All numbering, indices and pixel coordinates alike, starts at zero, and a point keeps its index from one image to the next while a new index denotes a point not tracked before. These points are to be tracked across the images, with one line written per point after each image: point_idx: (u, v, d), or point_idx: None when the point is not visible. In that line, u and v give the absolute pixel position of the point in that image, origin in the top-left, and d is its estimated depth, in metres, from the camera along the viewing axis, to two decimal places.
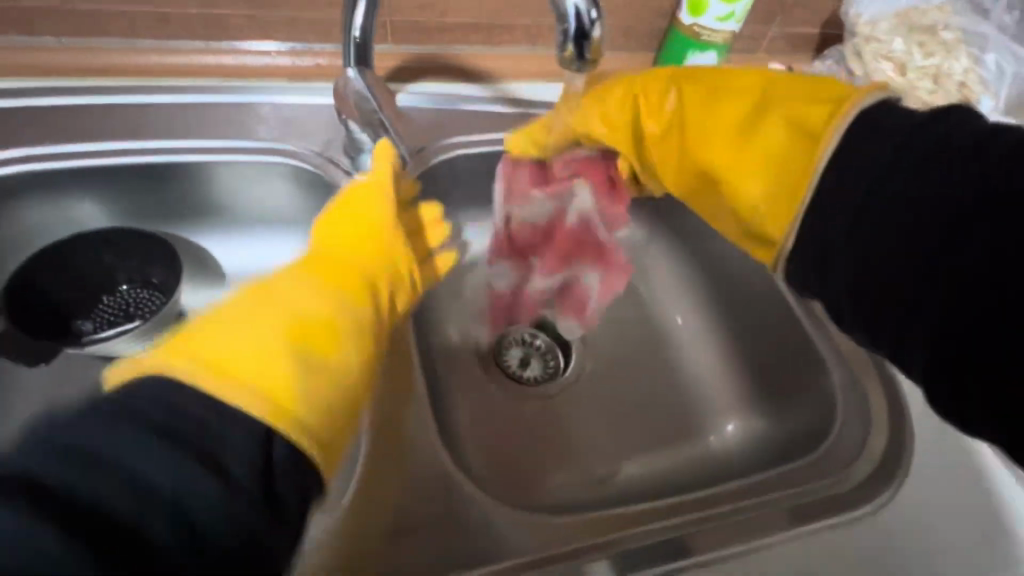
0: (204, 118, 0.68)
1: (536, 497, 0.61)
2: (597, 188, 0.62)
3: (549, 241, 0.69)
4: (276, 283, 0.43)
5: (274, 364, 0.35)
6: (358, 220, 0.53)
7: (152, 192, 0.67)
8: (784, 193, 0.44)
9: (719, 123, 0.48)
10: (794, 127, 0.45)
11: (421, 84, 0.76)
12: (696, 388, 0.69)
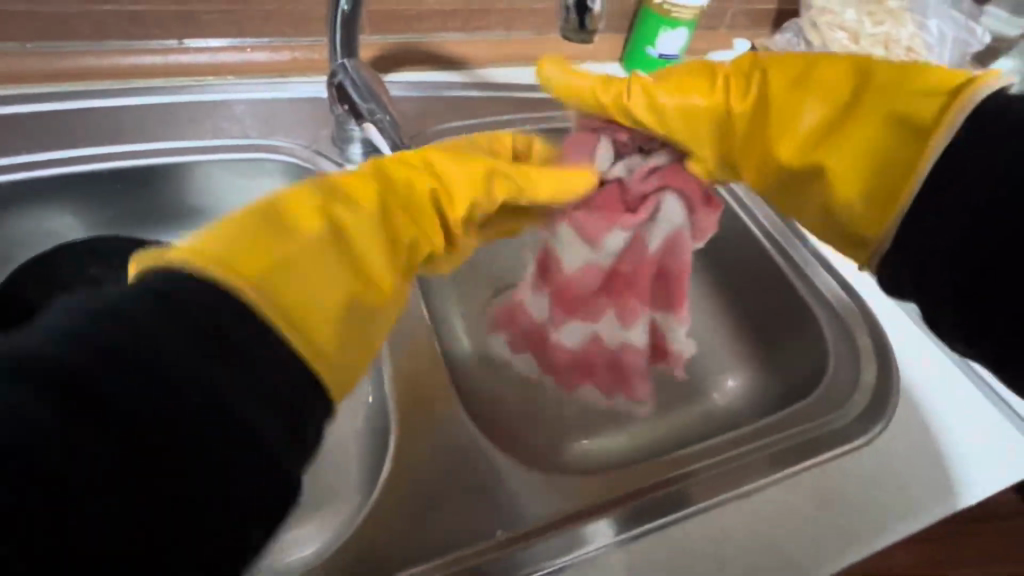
0: (180, 120, 0.66)
1: (559, 464, 0.63)
2: (688, 201, 0.54)
3: (615, 278, 0.59)
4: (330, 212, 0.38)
5: (318, 312, 0.32)
6: (408, 195, 0.44)
7: (135, 197, 0.66)
8: (881, 193, 0.42)
9: (801, 120, 0.46)
10: (895, 122, 0.42)
11: (401, 75, 0.76)
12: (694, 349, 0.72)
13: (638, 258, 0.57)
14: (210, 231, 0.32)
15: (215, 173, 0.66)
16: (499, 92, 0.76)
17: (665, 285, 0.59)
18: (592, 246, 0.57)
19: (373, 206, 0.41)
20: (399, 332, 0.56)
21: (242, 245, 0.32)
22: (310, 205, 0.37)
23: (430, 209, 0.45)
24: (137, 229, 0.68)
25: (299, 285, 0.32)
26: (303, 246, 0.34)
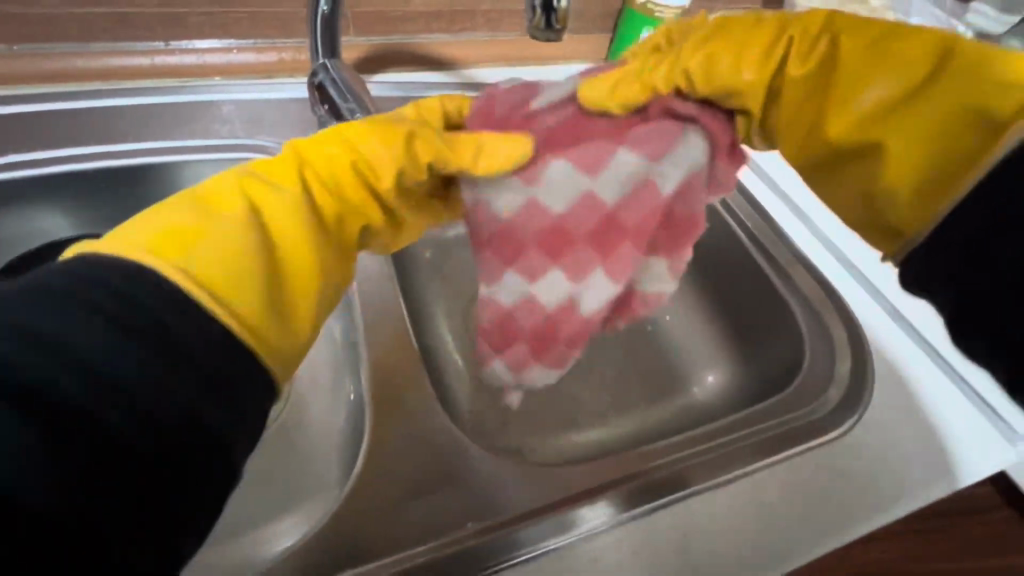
0: (170, 120, 0.67)
1: (540, 455, 0.63)
2: (715, 142, 0.41)
3: (603, 212, 0.44)
4: (260, 188, 0.33)
5: (242, 295, 0.28)
6: (336, 161, 0.36)
7: (123, 196, 0.66)
8: (928, 188, 0.32)
9: (858, 89, 0.34)
10: (967, 112, 0.31)
11: (388, 75, 0.77)
12: (676, 344, 0.73)
13: (639, 183, 0.42)
14: (137, 219, 0.29)
15: (201, 172, 0.67)
16: (485, 92, 0.77)
17: (670, 231, 0.46)
18: (550, 168, 0.42)
19: (312, 180, 0.35)
20: (378, 326, 0.56)
21: (160, 225, 0.28)
22: (242, 181, 0.33)
23: (361, 195, 0.36)
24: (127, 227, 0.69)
25: (218, 268, 0.28)
26: (227, 228, 0.30)
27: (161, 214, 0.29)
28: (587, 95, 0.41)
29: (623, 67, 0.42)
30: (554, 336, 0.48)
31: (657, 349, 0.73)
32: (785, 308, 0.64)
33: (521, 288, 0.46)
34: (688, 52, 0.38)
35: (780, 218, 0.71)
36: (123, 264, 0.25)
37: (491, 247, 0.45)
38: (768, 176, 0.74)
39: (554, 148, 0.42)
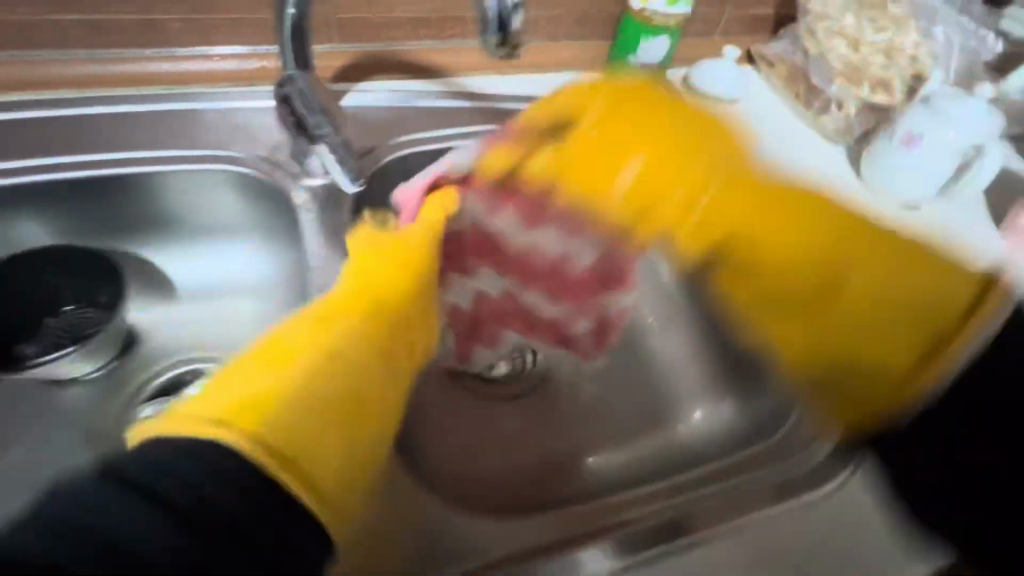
0: (149, 129, 0.65)
1: (509, 491, 0.61)
2: (610, 233, 0.65)
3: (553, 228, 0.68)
4: (298, 342, 0.45)
5: (293, 443, 0.37)
6: (362, 295, 0.51)
7: (98, 205, 0.64)
8: (917, 353, 0.50)
9: (780, 243, 0.56)
10: (881, 289, 0.52)
11: (373, 83, 0.73)
12: (662, 375, 0.70)
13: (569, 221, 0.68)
14: (201, 400, 0.39)
15: (174, 183, 0.63)
16: (472, 101, 0.73)
17: (613, 275, 0.70)
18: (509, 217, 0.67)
19: (365, 321, 0.48)
20: None
21: (243, 395, 0.39)
22: (311, 342, 0.44)
23: (397, 319, 0.51)
24: (104, 239, 0.66)
25: (296, 429, 0.38)
26: (281, 381, 0.41)
27: (224, 387, 0.40)
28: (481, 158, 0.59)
29: (509, 142, 0.62)
30: (578, 339, 0.71)
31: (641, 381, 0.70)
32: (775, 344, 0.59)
33: (471, 289, 0.68)
34: (541, 163, 0.62)
35: None
36: (190, 441, 0.34)
37: (488, 258, 0.68)
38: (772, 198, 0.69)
39: (510, 201, 0.65)
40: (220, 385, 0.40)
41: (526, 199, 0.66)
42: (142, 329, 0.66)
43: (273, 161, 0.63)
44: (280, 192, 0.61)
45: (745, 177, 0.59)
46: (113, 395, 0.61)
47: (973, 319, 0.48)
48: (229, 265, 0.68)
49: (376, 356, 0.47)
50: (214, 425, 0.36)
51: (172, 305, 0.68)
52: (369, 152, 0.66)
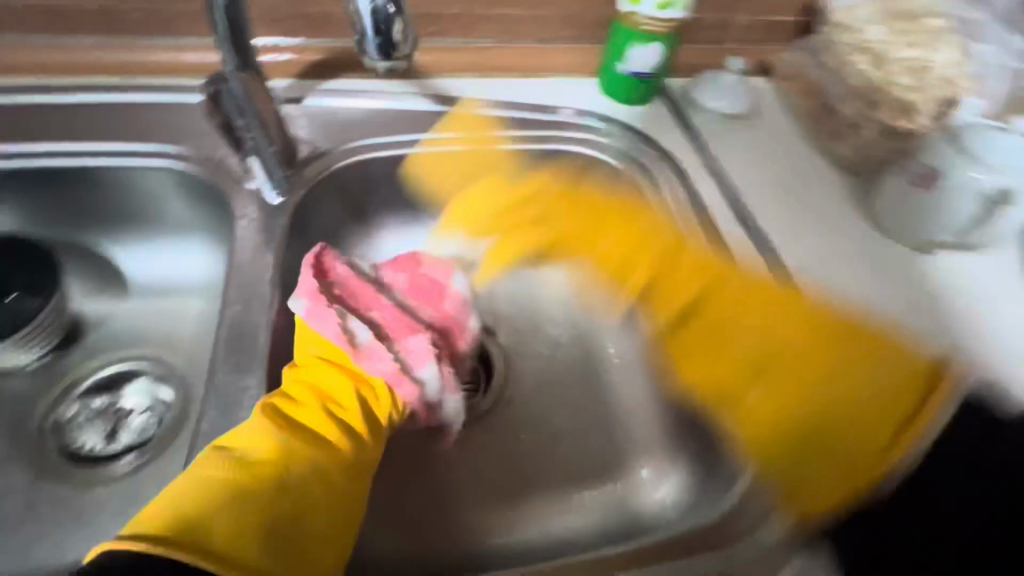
0: (101, 120, 0.60)
1: (434, 548, 0.54)
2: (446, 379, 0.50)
3: (443, 309, 0.55)
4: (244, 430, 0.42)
5: (247, 542, 0.36)
6: (315, 372, 0.48)
7: (49, 198, 0.60)
8: (852, 469, 0.46)
9: (768, 396, 0.51)
10: (882, 416, 0.47)
11: (340, 82, 0.69)
12: (622, 421, 0.62)
13: (466, 298, 0.56)
14: (149, 506, 0.38)
15: (123, 178, 0.59)
16: (445, 106, 0.68)
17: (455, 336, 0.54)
18: (388, 301, 0.53)
19: (315, 412, 0.45)
20: (238, 367, 0.46)
21: (189, 503, 0.37)
22: (261, 436, 0.41)
23: (352, 408, 0.46)
24: (56, 231, 0.62)
25: (231, 528, 0.36)
26: (234, 481, 0.38)
27: (166, 492, 0.38)
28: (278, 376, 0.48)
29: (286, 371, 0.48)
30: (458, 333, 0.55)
31: (593, 428, 0.62)
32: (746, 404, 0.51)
33: None
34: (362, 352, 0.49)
35: None
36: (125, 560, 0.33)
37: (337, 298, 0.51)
38: (767, 233, 0.61)
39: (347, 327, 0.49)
40: (163, 495, 0.38)
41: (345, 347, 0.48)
42: (90, 318, 0.63)
43: (222, 163, 0.59)
44: (226, 196, 0.59)
45: (683, 243, 0.61)
46: (46, 389, 0.59)
47: (919, 420, 0.45)
48: (185, 266, 0.65)
49: (330, 444, 0.44)
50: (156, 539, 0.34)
51: (123, 302, 0.65)
52: (322, 156, 0.62)
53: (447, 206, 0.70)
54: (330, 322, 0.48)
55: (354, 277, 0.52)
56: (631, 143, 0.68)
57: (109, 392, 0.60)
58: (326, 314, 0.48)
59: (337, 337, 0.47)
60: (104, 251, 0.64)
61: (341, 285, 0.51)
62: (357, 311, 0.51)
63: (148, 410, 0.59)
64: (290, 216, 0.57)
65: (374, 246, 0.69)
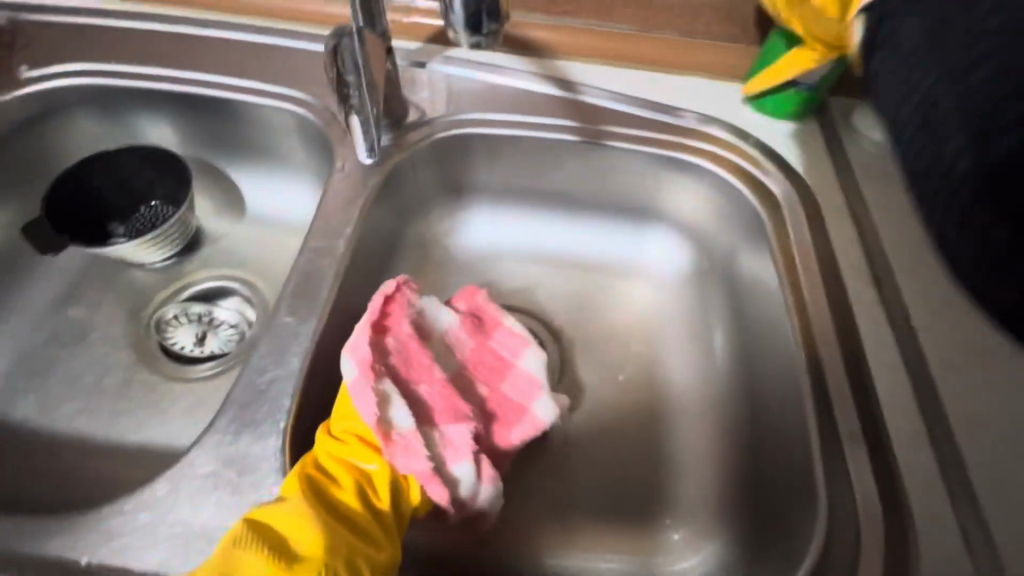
0: (248, 58, 0.65)
1: (436, 540, 0.51)
2: (481, 478, 0.40)
3: (503, 389, 0.45)
4: (270, 513, 0.34)
5: None
6: (353, 442, 0.39)
7: (193, 121, 0.67)
8: None
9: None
10: None
11: (461, 51, 0.67)
12: (668, 460, 0.56)
13: (538, 378, 0.46)
14: None
15: (252, 114, 0.65)
16: (561, 89, 0.64)
17: (508, 420, 0.44)
18: (442, 374, 0.43)
19: (354, 500, 0.37)
20: (295, 311, 0.47)
21: None
22: (304, 525, 0.34)
23: (389, 500, 0.37)
24: (199, 152, 0.70)
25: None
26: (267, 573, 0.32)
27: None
28: (316, 439, 0.39)
29: (321, 435, 0.39)
30: (517, 412, 0.45)
31: (633, 461, 0.56)
32: (814, 498, 0.43)
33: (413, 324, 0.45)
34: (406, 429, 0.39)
35: (894, 374, 0.46)
36: None
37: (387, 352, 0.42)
38: (907, 303, 0.49)
39: (385, 403, 0.39)
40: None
41: (378, 430, 0.38)
42: (209, 233, 0.71)
43: (336, 115, 0.62)
44: (333, 146, 0.61)
45: None
46: (163, 286, 0.68)
47: None
48: (290, 204, 0.70)
49: (371, 536, 0.36)
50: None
51: (235, 225, 0.71)
52: (427, 123, 0.62)
53: (540, 194, 0.67)
54: (368, 395, 0.39)
55: (412, 339, 0.43)
56: (759, 163, 0.59)
57: (208, 302, 0.67)
58: (367, 384, 0.39)
59: (370, 416, 0.38)
60: (232, 177, 0.71)
61: (395, 348, 0.43)
62: (404, 382, 0.41)
63: (234, 326, 0.66)
64: (382, 177, 0.59)
65: (461, 225, 0.68)
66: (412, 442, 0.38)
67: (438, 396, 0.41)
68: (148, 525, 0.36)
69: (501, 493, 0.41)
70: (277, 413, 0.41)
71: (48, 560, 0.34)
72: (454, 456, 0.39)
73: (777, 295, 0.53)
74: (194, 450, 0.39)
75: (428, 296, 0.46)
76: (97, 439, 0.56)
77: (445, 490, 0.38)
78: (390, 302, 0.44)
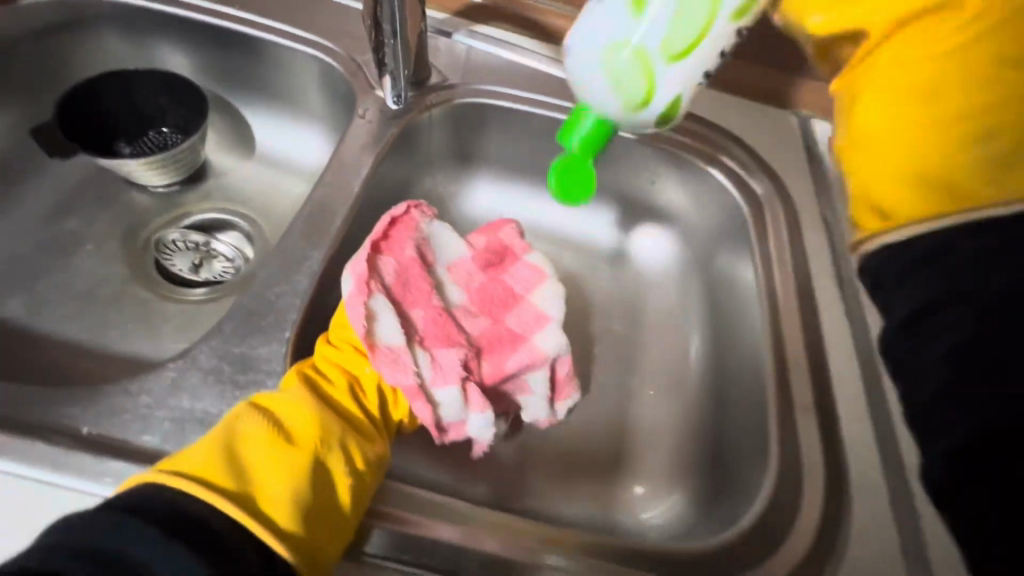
0: (282, 4, 0.67)
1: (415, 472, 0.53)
2: (468, 404, 0.42)
3: (505, 321, 0.47)
4: (267, 397, 0.35)
5: (282, 505, 0.30)
6: (346, 355, 0.41)
7: (214, 55, 0.68)
8: (880, 151, 0.44)
9: (876, 81, 0.45)
10: (922, 139, 0.41)
11: (488, 28, 0.70)
12: (637, 427, 0.59)
13: (546, 312, 0.47)
14: (164, 461, 0.31)
15: (276, 56, 0.66)
16: None
17: (507, 352, 0.46)
18: (438, 301, 0.46)
19: (346, 398, 0.39)
20: (307, 236, 0.49)
21: (228, 462, 0.30)
22: (302, 406, 0.34)
23: (378, 405, 0.40)
24: (215, 87, 0.71)
25: (299, 515, 0.30)
26: (266, 443, 0.32)
27: (176, 454, 0.31)
28: (319, 344, 0.42)
29: (321, 344, 0.42)
30: (519, 347, 0.46)
31: (607, 424, 0.59)
32: (767, 458, 0.47)
33: (427, 253, 0.48)
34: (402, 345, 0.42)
35: (845, 359, 0.51)
36: (152, 505, 0.27)
37: (397, 275, 0.45)
38: (865, 301, 0.55)
39: (381, 320, 0.41)
40: (186, 463, 0.30)
41: (369, 343, 0.40)
42: (216, 167, 0.72)
43: (362, 68, 0.64)
44: (354, 97, 0.64)
45: None
46: (162, 212, 0.68)
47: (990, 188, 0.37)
48: (302, 149, 0.72)
49: (361, 428, 0.38)
50: (205, 487, 0.29)
51: (243, 163, 0.72)
52: (448, 87, 0.65)
53: (545, 172, 0.70)
54: (360, 308, 0.41)
55: (414, 264, 0.46)
56: (747, 166, 0.64)
57: (206, 234, 0.68)
58: (360, 298, 0.41)
59: (359, 326, 0.40)
60: (247, 117, 0.72)
61: (397, 269, 0.45)
62: (400, 302, 0.44)
63: (230, 260, 0.67)
64: (400, 131, 0.61)
65: (467, 192, 0.71)
66: (399, 359, 0.40)
67: (432, 325, 0.44)
68: (148, 407, 0.38)
69: (491, 421, 0.42)
70: (283, 322, 0.43)
71: (45, 425, 0.35)
72: (442, 380, 0.41)
73: (753, 284, 0.58)
74: (199, 346, 0.41)
75: (442, 226, 0.49)
76: (80, 342, 0.56)
77: (429, 410, 0.40)
78: (396, 224, 0.46)
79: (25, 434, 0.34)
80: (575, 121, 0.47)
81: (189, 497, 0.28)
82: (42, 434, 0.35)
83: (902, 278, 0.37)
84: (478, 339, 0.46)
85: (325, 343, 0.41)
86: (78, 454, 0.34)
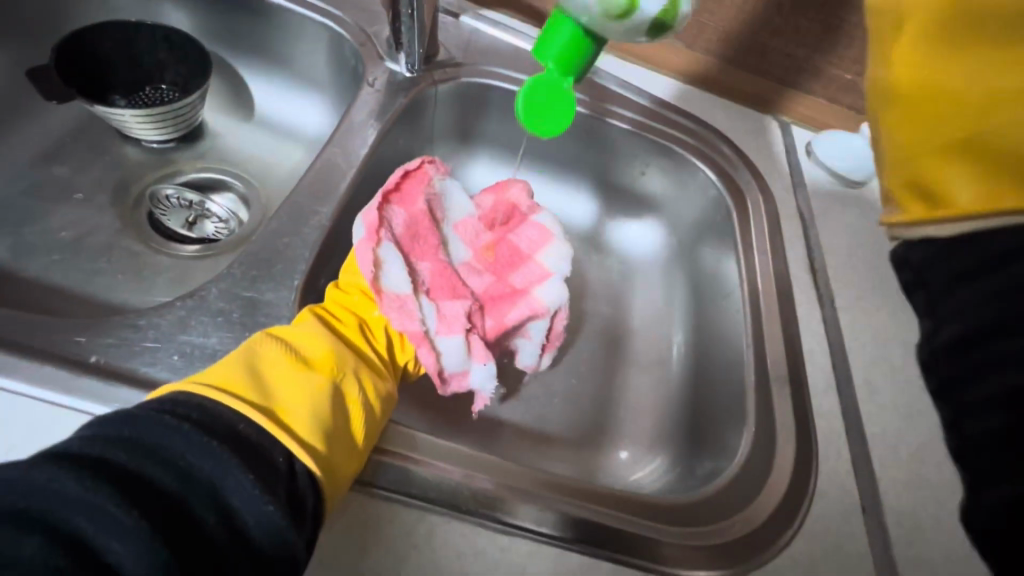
0: None
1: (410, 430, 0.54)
2: (472, 355, 0.44)
3: (508, 280, 0.50)
4: (285, 330, 0.37)
5: (303, 428, 0.33)
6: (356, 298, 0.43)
7: (219, 14, 0.67)
8: (926, 109, 0.34)
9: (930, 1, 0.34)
10: (969, 106, 0.32)
11: (496, 14, 0.73)
12: (622, 398, 0.63)
13: (546, 272, 0.50)
14: (190, 380, 0.33)
15: (283, 20, 0.66)
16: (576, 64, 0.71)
17: (508, 309, 0.48)
18: (444, 257, 0.48)
19: (357, 337, 0.41)
20: (314, 192, 0.50)
21: (252, 386, 0.33)
22: (318, 338, 0.38)
23: (385, 347, 0.42)
24: (217, 47, 0.70)
25: (318, 429, 0.33)
26: (286, 372, 0.35)
27: (204, 375, 0.33)
28: (329, 287, 0.43)
29: (334, 285, 0.43)
30: (519, 304, 0.49)
31: (594, 394, 0.62)
32: (744, 422, 0.50)
33: (437, 208, 0.50)
34: None
35: (815, 340, 0.56)
36: (185, 417, 0.29)
37: (407, 226, 0.46)
38: (833, 289, 0.60)
39: (388, 268, 0.43)
40: (215, 384, 0.32)
41: (376, 289, 0.41)
42: (212, 128, 0.71)
43: (372, 40, 0.65)
44: (362, 66, 0.64)
45: None
46: (155, 167, 0.67)
47: None
48: (303, 115, 0.72)
49: (370, 362, 0.40)
50: (234, 397, 0.32)
51: (242, 124, 0.72)
52: (456, 65, 0.67)
53: (543, 156, 0.72)
54: (370, 254, 0.42)
55: (424, 217, 0.47)
56: (732, 162, 0.68)
57: (201, 193, 0.68)
58: (370, 245, 0.42)
59: (368, 271, 0.41)
60: (247, 80, 0.72)
61: (408, 220, 0.47)
62: (408, 254, 0.45)
63: (223, 221, 0.66)
64: (408, 103, 0.62)
65: (466, 170, 0.73)
66: (406, 305, 0.42)
67: (437, 279, 0.46)
68: (158, 340, 0.38)
69: (494, 372, 0.44)
70: (292, 270, 0.44)
71: (55, 351, 0.35)
72: (447, 331, 0.43)
73: (735, 268, 0.62)
74: (210, 287, 0.41)
75: (451, 184, 0.51)
76: (69, 288, 0.55)
77: (434, 357, 0.42)
78: (408, 176, 0.48)
79: (34, 355, 0.34)
80: (549, 35, 0.44)
81: (222, 411, 0.31)
82: (51, 357, 0.35)
83: (948, 291, 0.30)
84: (481, 295, 0.49)
85: (337, 285, 0.43)
86: (94, 379, 0.34)
